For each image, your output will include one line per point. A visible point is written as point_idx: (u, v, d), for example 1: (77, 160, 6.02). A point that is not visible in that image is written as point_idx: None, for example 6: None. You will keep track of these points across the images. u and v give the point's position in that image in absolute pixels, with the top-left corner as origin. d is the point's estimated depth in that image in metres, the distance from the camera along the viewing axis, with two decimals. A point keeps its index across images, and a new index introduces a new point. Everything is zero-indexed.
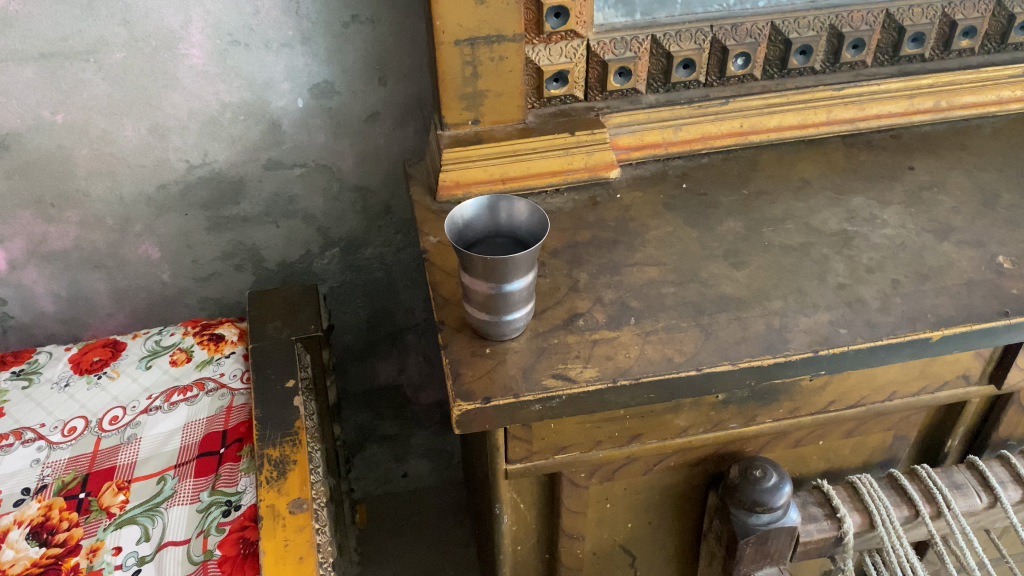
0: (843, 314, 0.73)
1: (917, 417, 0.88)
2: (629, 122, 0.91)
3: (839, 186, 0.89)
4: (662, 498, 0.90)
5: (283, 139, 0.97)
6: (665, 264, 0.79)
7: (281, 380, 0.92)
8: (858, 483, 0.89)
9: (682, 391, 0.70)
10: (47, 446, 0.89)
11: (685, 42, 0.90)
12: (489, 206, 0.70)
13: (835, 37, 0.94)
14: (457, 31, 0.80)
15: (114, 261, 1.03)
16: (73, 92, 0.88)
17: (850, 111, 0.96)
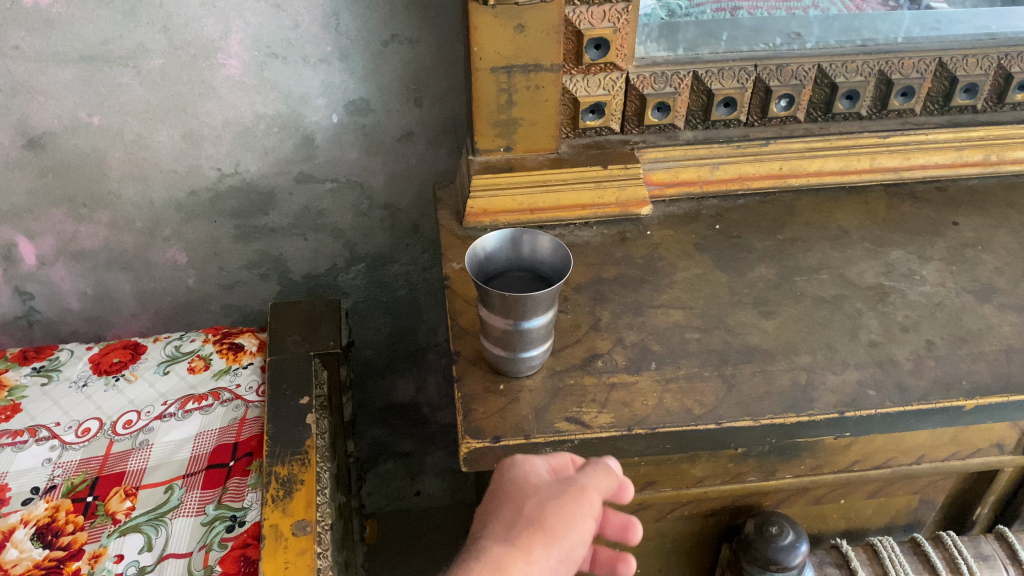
0: (874, 374, 0.71)
1: (945, 483, 0.84)
2: (664, 158, 0.89)
3: (877, 238, 0.86)
4: (673, 546, 0.87)
5: (315, 153, 0.96)
6: (691, 307, 0.77)
7: (294, 397, 0.90)
8: (879, 546, 0.86)
9: (699, 443, 0.67)
10: (60, 445, 0.89)
11: (727, 80, 0.87)
12: (511, 240, 0.69)
13: (883, 83, 0.90)
14: (494, 58, 0.78)
15: (141, 263, 1.04)
16: (111, 96, 0.88)
17: (894, 160, 0.93)
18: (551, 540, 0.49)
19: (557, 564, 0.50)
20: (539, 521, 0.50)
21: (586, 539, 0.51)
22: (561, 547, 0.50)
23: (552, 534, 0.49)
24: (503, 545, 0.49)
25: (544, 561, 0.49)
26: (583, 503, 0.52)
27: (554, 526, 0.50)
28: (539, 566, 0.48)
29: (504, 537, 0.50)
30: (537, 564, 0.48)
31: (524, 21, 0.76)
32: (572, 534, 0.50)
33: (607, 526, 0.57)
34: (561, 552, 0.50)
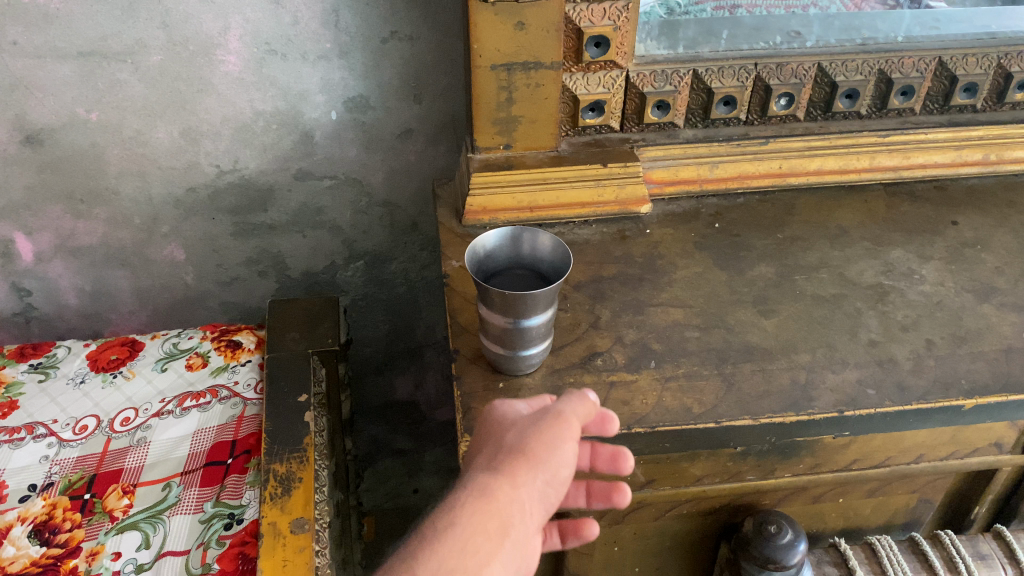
0: (873, 373, 0.71)
1: (944, 482, 0.84)
2: (664, 156, 0.89)
3: (877, 237, 0.86)
4: (671, 545, 0.87)
5: (314, 150, 0.96)
6: (690, 306, 0.77)
7: (293, 394, 0.90)
8: (877, 545, 0.86)
9: (699, 442, 0.67)
10: (57, 443, 0.89)
11: (727, 78, 0.87)
12: (511, 237, 0.70)
13: (883, 82, 0.90)
14: (494, 56, 0.78)
15: (139, 260, 1.04)
16: (109, 92, 0.88)
17: (894, 159, 0.93)
18: (534, 465, 0.48)
19: (544, 487, 0.48)
20: (519, 447, 0.49)
21: (569, 462, 0.49)
22: (544, 471, 0.48)
23: (533, 458, 0.48)
24: (487, 475, 0.47)
25: (530, 485, 0.47)
26: (563, 427, 0.50)
27: (535, 451, 0.48)
28: (525, 490, 0.47)
29: (488, 467, 0.48)
30: (522, 488, 0.47)
31: (525, 19, 0.76)
32: (554, 458, 0.49)
33: (598, 459, 0.60)
34: (547, 476, 0.48)
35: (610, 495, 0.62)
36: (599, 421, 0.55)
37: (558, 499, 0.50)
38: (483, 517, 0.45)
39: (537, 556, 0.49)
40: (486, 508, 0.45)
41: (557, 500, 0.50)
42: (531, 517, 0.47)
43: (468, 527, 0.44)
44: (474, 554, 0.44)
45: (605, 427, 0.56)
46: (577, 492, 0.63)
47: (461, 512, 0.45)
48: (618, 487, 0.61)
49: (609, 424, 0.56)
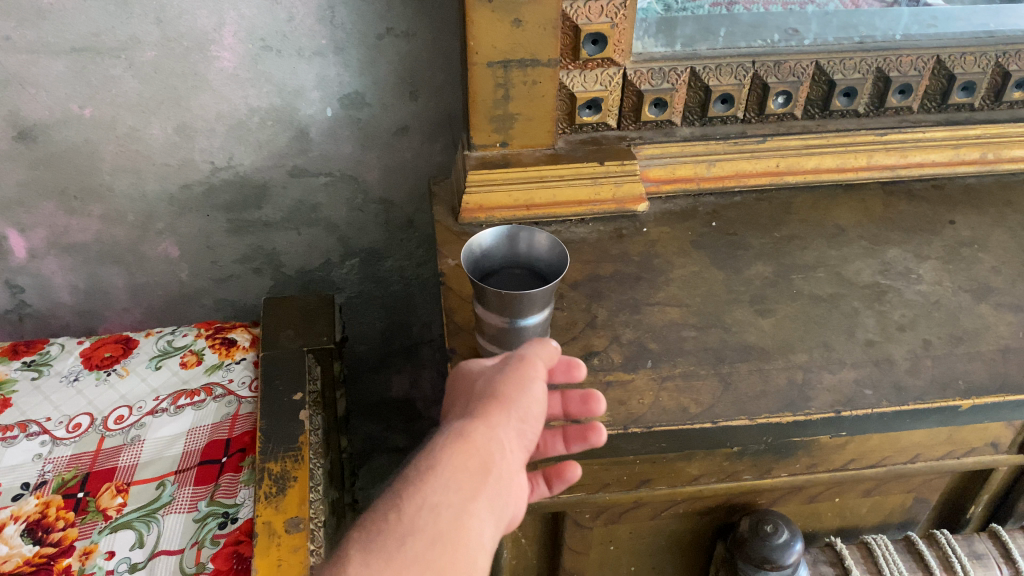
0: (870, 373, 0.71)
1: (940, 482, 0.84)
2: (661, 154, 0.89)
3: (874, 236, 0.86)
4: (667, 544, 0.87)
5: (310, 146, 0.96)
6: (688, 305, 0.77)
7: (289, 393, 0.90)
8: (873, 544, 0.86)
9: (695, 442, 0.67)
10: (51, 441, 0.89)
11: (725, 76, 0.87)
12: (508, 236, 0.69)
13: (881, 80, 0.90)
14: (491, 53, 0.78)
15: (133, 257, 1.03)
16: (103, 88, 0.87)
17: (892, 158, 0.92)
18: (505, 404, 0.49)
19: (518, 426, 0.49)
20: (489, 391, 0.50)
21: (538, 400, 0.50)
22: (516, 410, 0.49)
23: (504, 398, 0.49)
24: (461, 418, 0.48)
25: (504, 422, 0.48)
26: (529, 370, 0.51)
27: (504, 392, 0.49)
28: (500, 428, 0.47)
29: (462, 416, 0.49)
30: (497, 426, 0.47)
31: (522, 16, 0.75)
32: (524, 398, 0.50)
33: (569, 402, 0.59)
34: (519, 415, 0.49)
35: (585, 437, 0.59)
36: (566, 366, 0.57)
37: (533, 442, 0.50)
38: (465, 453, 0.45)
39: (524, 498, 0.48)
40: (465, 445, 0.45)
41: (534, 443, 0.50)
42: (511, 455, 0.47)
43: (451, 463, 0.44)
44: (460, 488, 0.43)
45: (572, 372, 0.57)
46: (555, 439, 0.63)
47: (441, 451, 0.45)
48: (592, 426, 0.59)
49: (576, 369, 0.57)
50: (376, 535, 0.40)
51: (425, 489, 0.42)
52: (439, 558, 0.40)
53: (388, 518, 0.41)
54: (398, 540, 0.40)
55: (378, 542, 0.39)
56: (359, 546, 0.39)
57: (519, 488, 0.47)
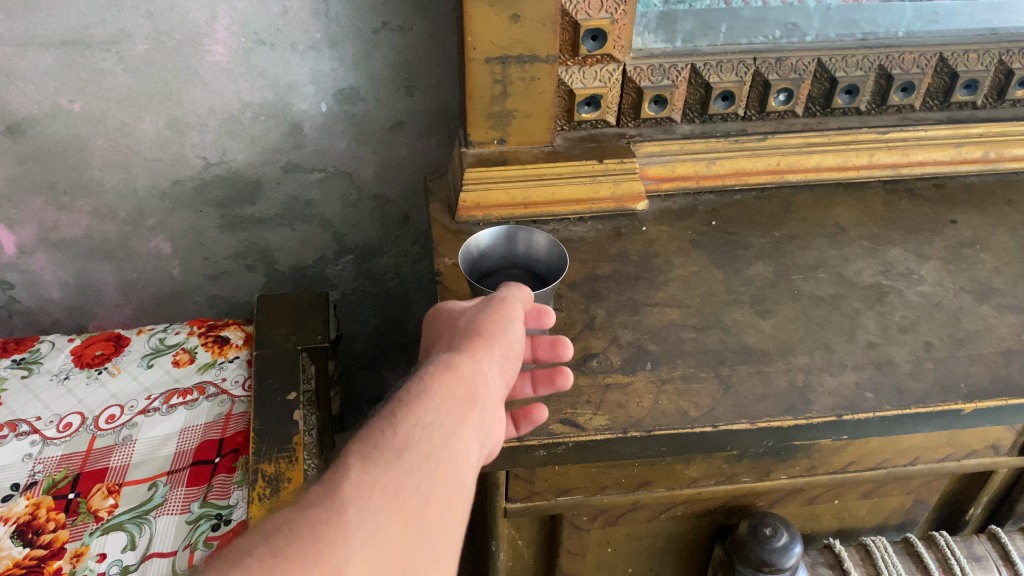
0: (871, 376, 0.70)
1: (940, 484, 0.84)
2: (660, 152, 0.87)
3: (875, 236, 0.85)
4: (665, 547, 0.86)
5: (303, 142, 0.94)
6: (687, 306, 0.76)
7: (283, 392, 0.89)
8: (872, 546, 0.86)
9: (696, 446, 0.66)
10: (40, 440, 0.87)
11: (725, 73, 0.86)
12: (506, 236, 0.69)
13: (883, 77, 0.89)
14: (488, 48, 0.76)
15: (124, 253, 1.02)
16: (93, 82, 0.85)
17: (893, 156, 0.91)
18: (489, 340, 0.52)
19: (500, 361, 0.52)
20: (476, 328, 0.53)
21: (518, 339, 0.54)
22: (499, 346, 0.52)
23: (489, 334, 0.52)
24: (448, 351, 0.51)
25: (489, 356, 0.51)
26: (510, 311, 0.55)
27: (489, 331, 0.53)
28: (485, 361, 0.51)
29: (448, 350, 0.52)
30: (482, 359, 0.51)
31: (520, 11, 0.74)
32: (505, 336, 0.53)
33: (538, 347, 0.63)
34: (501, 350, 0.52)
35: (553, 380, 0.63)
36: (536, 315, 0.60)
37: (513, 377, 0.54)
38: (454, 382, 0.48)
39: (502, 428, 0.52)
40: (454, 376, 0.48)
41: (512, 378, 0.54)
42: (494, 387, 0.50)
43: (442, 390, 0.47)
44: (451, 412, 0.46)
45: (542, 319, 0.60)
46: (523, 382, 0.64)
47: (432, 381, 0.48)
48: (558, 369, 0.62)
49: (546, 316, 0.60)
50: (376, 447, 0.42)
51: (419, 412, 0.45)
52: (435, 471, 0.43)
53: (386, 434, 0.43)
54: (397, 453, 0.42)
55: (378, 454, 0.42)
56: (361, 457, 0.42)
57: (498, 419, 0.51)
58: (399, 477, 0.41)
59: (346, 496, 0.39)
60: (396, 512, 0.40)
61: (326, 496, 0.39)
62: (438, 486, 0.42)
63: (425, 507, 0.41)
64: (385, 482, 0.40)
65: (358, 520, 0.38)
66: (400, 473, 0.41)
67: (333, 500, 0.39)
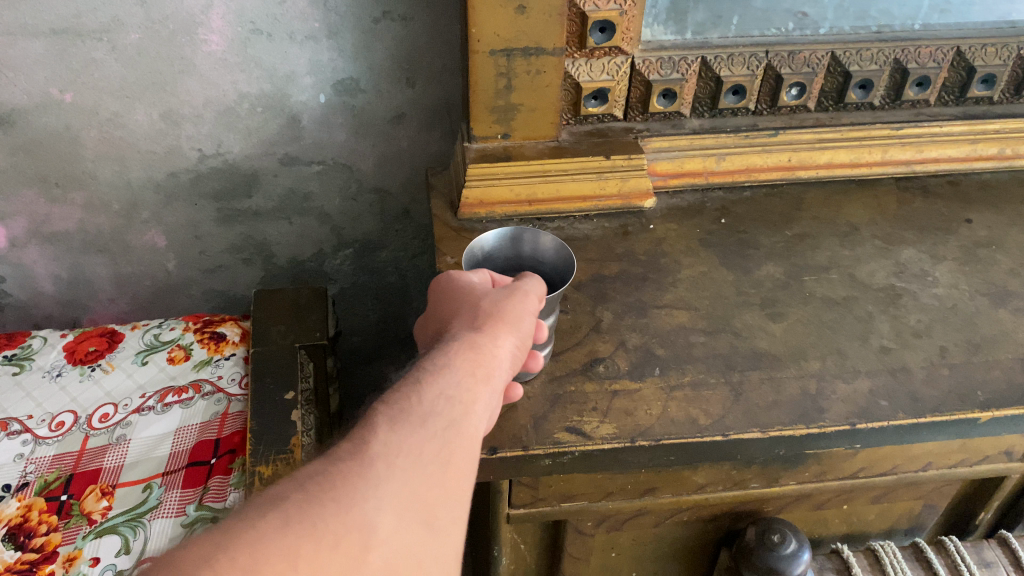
0: (886, 383, 0.68)
1: (951, 489, 0.82)
2: (669, 148, 0.85)
3: (888, 235, 0.83)
4: (670, 550, 0.85)
5: (302, 134, 0.92)
6: (696, 309, 0.74)
7: (281, 392, 0.87)
8: (880, 551, 0.84)
9: (706, 455, 0.65)
10: (32, 440, 0.85)
11: (737, 67, 0.83)
12: (511, 238, 0.67)
13: (898, 72, 0.87)
14: (493, 40, 0.73)
15: (118, 246, 0.99)
16: (85, 72, 0.83)
17: (906, 153, 0.89)
18: (509, 319, 0.54)
19: (517, 346, 0.55)
20: (500, 311, 0.55)
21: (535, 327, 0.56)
22: (518, 332, 0.55)
23: (511, 321, 0.55)
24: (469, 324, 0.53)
25: (508, 334, 0.54)
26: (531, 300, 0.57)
27: (510, 310, 0.55)
28: (504, 338, 0.53)
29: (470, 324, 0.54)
30: (501, 337, 0.53)
31: (526, 2, 0.71)
32: (526, 323, 0.56)
33: None
34: (520, 336, 0.55)
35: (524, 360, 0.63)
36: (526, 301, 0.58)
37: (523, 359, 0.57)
38: (475, 358, 0.51)
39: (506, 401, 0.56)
40: (475, 351, 0.52)
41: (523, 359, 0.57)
42: (509, 362, 0.54)
43: (464, 365, 0.50)
44: (470, 386, 0.50)
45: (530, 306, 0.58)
46: None
47: (455, 354, 0.51)
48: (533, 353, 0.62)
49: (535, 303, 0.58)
50: (402, 412, 0.46)
51: (443, 383, 0.48)
52: (456, 440, 0.46)
53: (412, 401, 0.47)
54: (422, 419, 0.46)
55: (405, 418, 0.45)
56: (389, 419, 0.45)
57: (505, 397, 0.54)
58: (423, 440, 0.45)
59: (375, 454, 0.43)
60: (421, 474, 0.43)
61: (357, 452, 0.43)
62: (457, 453, 0.46)
63: (445, 471, 0.45)
64: (411, 445, 0.44)
65: (386, 477, 0.42)
66: (424, 439, 0.45)
67: (364, 458, 0.42)
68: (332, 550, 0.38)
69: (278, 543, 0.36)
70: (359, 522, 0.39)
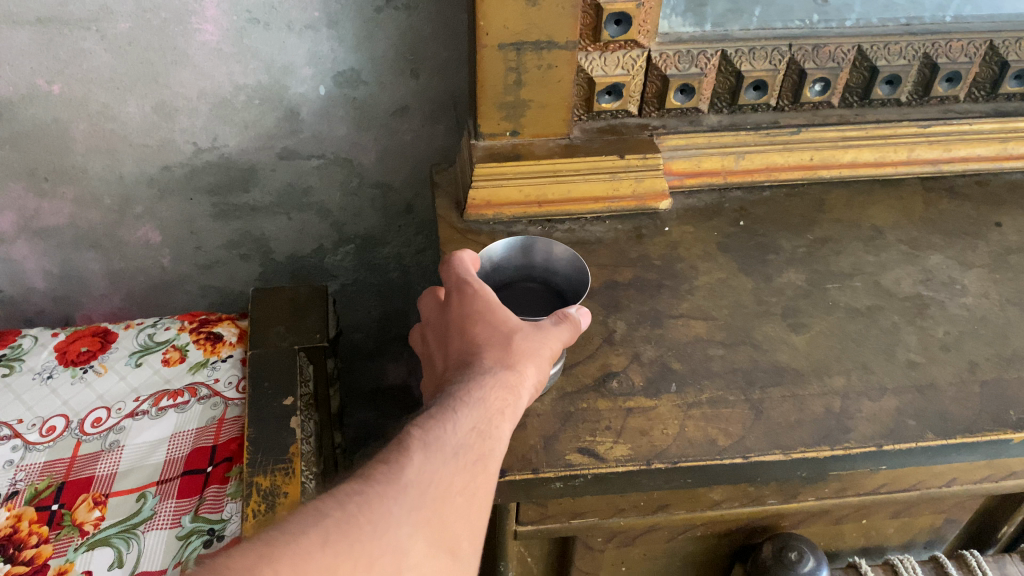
0: (913, 401, 0.64)
1: (974, 503, 0.79)
2: (686, 146, 0.81)
3: (914, 240, 0.79)
4: (682, 564, 0.82)
5: (300, 127, 0.88)
6: (714, 319, 0.71)
7: (279, 397, 0.84)
8: (899, 566, 0.81)
9: (724, 478, 0.61)
10: (22, 446, 0.82)
11: (758, 61, 0.79)
12: (522, 247, 0.64)
13: (927, 67, 0.82)
14: (502, 34, 0.69)
15: (111, 241, 0.96)
16: (73, 62, 0.78)
17: (934, 151, 0.85)
18: (539, 353, 0.54)
19: (539, 384, 0.55)
20: (528, 352, 0.54)
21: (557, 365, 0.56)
22: (543, 372, 0.54)
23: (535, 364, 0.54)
24: (499, 353, 0.53)
25: (535, 368, 0.54)
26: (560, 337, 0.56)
27: (541, 344, 0.54)
28: (531, 373, 0.53)
29: (498, 356, 0.53)
30: (528, 371, 0.53)
31: None
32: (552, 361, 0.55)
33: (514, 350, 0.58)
34: (544, 374, 0.55)
35: None
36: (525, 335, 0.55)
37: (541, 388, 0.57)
38: (503, 394, 0.52)
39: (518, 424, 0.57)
40: (504, 385, 0.52)
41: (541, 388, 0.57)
42: (530, 396, 0.54)
43: (492, 400, 0.51)
44: (495, 421, 0.51)
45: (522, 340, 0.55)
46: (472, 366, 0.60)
47: (483, 386, 0.51)
48: None
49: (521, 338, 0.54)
50: (435, 441, 0.48)
51: (472, 416, 0.50)
52: (480, 474, 0.48)
53: (442, 428, 0.49)
54: (451, 451, 0.48)
55: (436, 446, 0.47)
56: (422, 445, 0.47)
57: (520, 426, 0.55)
58: (450, 473, 0.47)
59: (408, 481, 0.45)
60: (448, 505, 0.46)
61: (391, 475, 0.45)
62: (479, 486, 0.48)
63: (467, 503, 0.47)
64: (440, 475, 0.46)
65: (417, 504, 0.45)
66: (452, 470, 0.47)
67: (397, 482, 0.45)
68: (364, 572, 0.41)
69: (317, 561, 0.39)
70: (389, 547, 0.42)
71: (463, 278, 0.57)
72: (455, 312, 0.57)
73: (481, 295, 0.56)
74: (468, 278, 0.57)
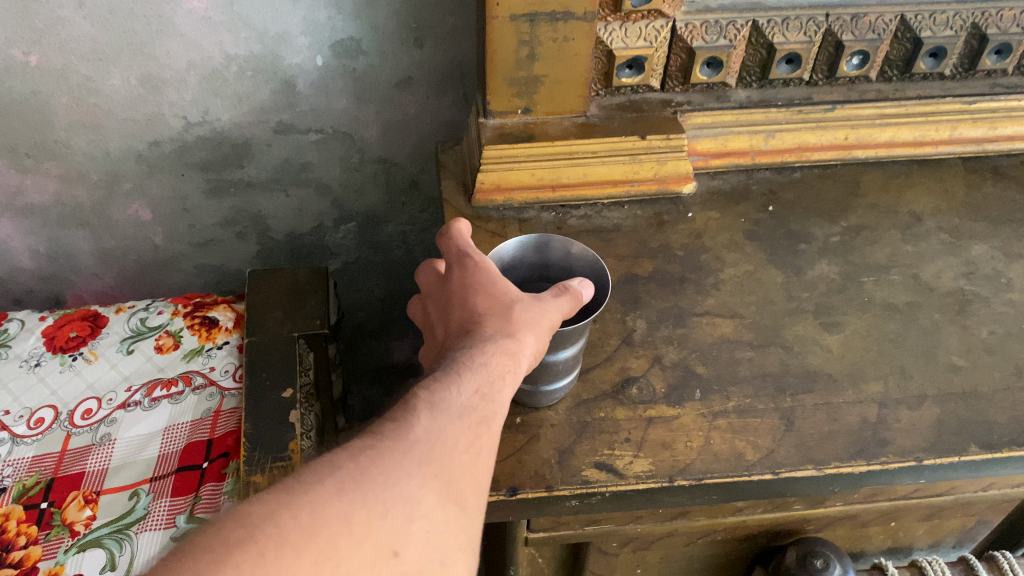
0: (956, 410, 0.60)
1: (1010, 506, 0.75)
2: (712, 124, 0.75)
3: (955, 228, 0.73)
4: (701, 564, 0.79)
5: (297, 100, 0.82)
6: (741, 317, 0.66)
7: (277, 389, 0.80)
8: (926, 568, 0.78)
9: (752, 494, 0.57)
10: (10, 439, 0.79)
11: (792, 32, 0.73)
12: (535, 245, 0.58)
13: (975, 38, 0.76)
14: (514, 4, 0.63)
15: (100, 219, 0.91)
16: (50, 32, 0.72)
17: (978, 129, 0.79)
18: (539, 323, 0.48)
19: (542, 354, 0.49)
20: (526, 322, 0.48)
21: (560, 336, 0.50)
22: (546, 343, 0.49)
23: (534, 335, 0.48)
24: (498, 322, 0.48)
25: (535, 338, 0.48)
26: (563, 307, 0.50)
27: (541, 314, 0.49)
28: (531, 343, 0.48)
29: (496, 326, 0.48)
30: (528, 340, 0.48)
31: None
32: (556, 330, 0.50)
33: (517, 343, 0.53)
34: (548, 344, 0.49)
35: None
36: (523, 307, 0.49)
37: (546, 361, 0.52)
38: (503, 359, 0.46)
39: None
40: (503, 350, 0.47)
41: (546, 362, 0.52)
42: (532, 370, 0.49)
43: (494, 364, 0.46)
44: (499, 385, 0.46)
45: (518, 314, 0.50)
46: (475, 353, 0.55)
47: (483, 352, 0.46)
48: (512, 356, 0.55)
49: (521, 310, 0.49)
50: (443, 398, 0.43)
51: (475, 379, 0.45)
52: (486, 436, 0.43)
53: (447, 389, 0.44)
54: (457, 411, 0.43)
55: (443, 405, 0.43)
56: (427, 404, 0.43)
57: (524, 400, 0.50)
58: (459, 431, 0.42)
59: (416, 437, 0.41)
60: (456, 463, 0.41)
61: (398, 431, 0.41)
62: (486, 447, 0.43)
63: (473, 463, 0.42)
64: (448, 433, 0.42)
65: (427, 459, 0.40)
66: (458, 430, 0.42)
67: (404, 437, 0.40)
68: (380, 523, 0.36)
69: (331, 510, 0.35)
70: (398, 496, 0.38)
71: (463, 249, 0.52)
72: (451, 286, 0.52)
73: (479, 266, 0.51)
74: (467, 248, 0.52)
